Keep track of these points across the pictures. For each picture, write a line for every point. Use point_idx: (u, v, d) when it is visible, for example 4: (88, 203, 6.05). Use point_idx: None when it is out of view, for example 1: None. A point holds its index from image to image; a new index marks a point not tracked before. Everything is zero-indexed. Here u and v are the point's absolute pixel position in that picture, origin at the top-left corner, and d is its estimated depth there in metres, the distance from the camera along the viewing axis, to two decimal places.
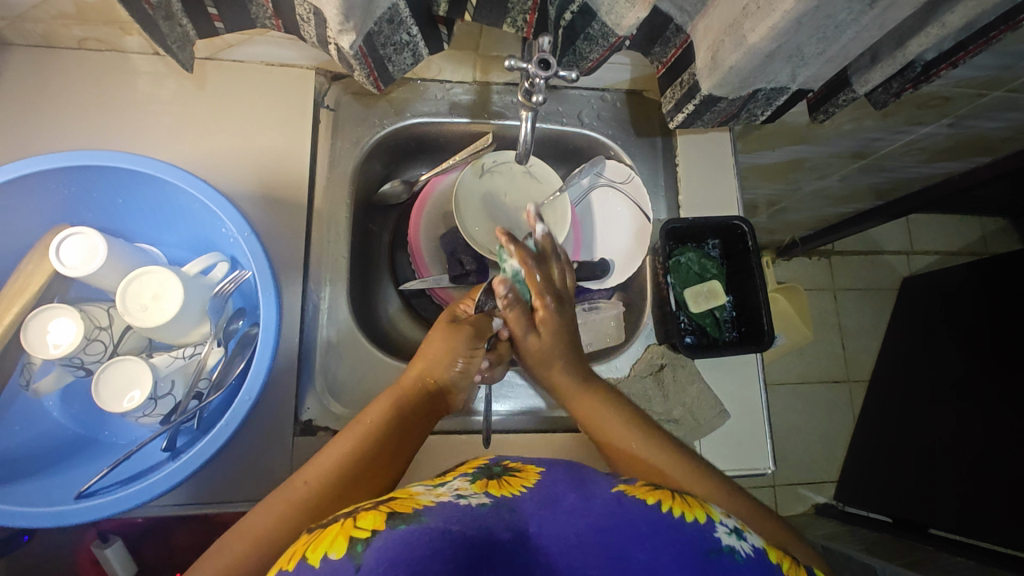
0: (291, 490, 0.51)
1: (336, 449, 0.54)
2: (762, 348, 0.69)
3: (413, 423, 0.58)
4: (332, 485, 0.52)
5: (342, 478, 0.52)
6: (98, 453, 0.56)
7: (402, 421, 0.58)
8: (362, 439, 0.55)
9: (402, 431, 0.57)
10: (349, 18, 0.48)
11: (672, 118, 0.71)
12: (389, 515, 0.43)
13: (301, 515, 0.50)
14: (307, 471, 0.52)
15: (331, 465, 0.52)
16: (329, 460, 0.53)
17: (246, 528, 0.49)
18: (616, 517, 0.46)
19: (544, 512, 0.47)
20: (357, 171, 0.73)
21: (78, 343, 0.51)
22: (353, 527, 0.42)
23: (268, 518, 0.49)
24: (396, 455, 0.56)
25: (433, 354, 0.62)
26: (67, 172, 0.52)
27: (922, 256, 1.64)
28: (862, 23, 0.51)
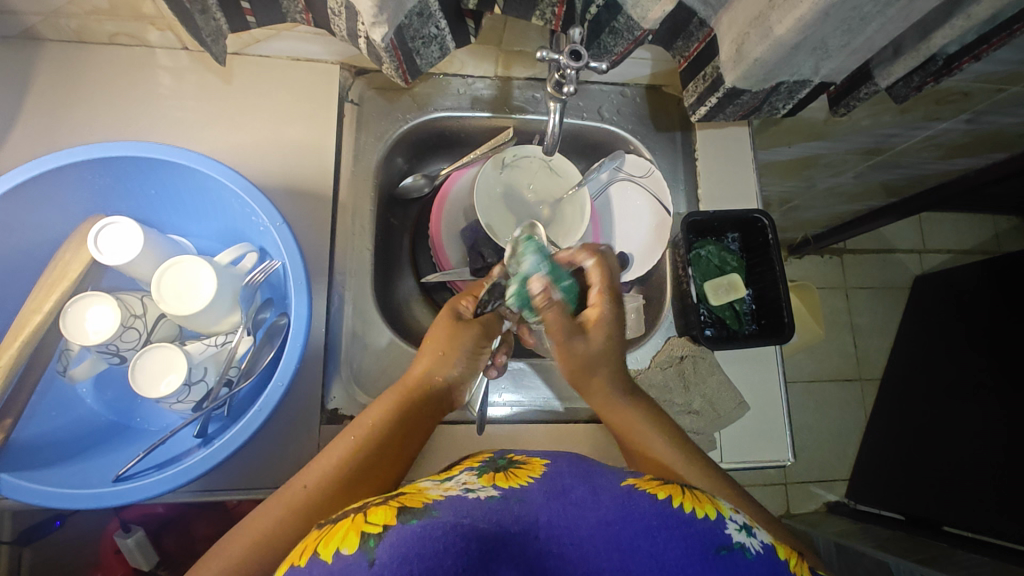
0: (291, 492, 0.52)
1: (334, 451, 0.54)
2: (783, 341, 0.68)
3: (416, 422, 0.58)
4: (332, 489, 0.52)
5: (340, 482, 0.53)
6: (131, 438, 0.57)
7: (403, 419, 0.57)
8: (362, 441, 0.55)
9: (404, 430, 0.57)
10: (383, 10, 0.49)
11: (694, 111, 0.72)
12: (399, 510, 0.44)
13: (301, 519, 0.51)
14: (307, 475, 0.53)
15: (330, 468, 0.53)
16: (328, 462, 0.53)
17: (247, 530, 0.51)
18: (622, 510, 0.47)
19: (553, 504, 0.47)
20: (380, 165, 0.74)
21: (117, 330, 0.52)
22: (364, 522, 0.43)
23: (270, 521, 0.51)
24: (398, 455, 0.56)
25: (435, 354, 0.61)
26: (103, 163, 0.54)
27: (935, 255, 1.64)
28: (888, 15, 0.51)
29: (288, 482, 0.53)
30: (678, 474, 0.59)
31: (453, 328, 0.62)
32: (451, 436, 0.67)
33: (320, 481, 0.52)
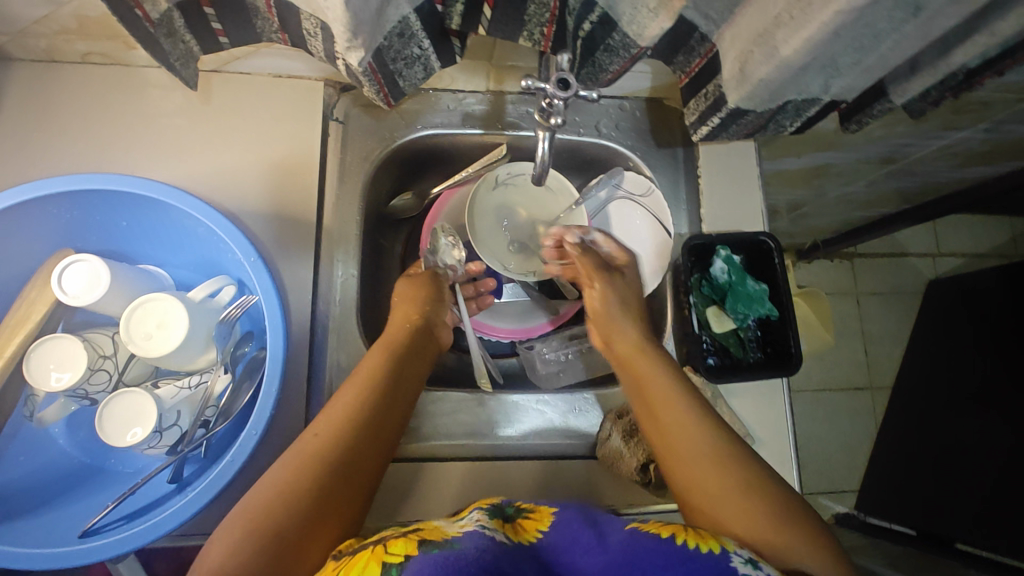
0: (304, 444, 0.50)
1: (342, 396, 0.54)
2: (790, 373, 0.66)
3: (409, 375, 0.58)
4: (345, 445, 0.51)
5: (351, 437, 0.51)
6: (103, 484, 0.55)
7: (398, 360, 0.58)
8: (367, 392, 0.54)
9: (398, 385, 0.57)
10: (357, 35, 0.45)
11: (696, 130, 0.67)
12: (420, 543, 0.42)
13: (315, 475, 0.49)
14: (322, 423, 0.52)
15: (341, 417, 0.52)
16: (338, 407, 0.53)
17: (267, 486, 0.48)
18: (628, 553, 0.44)
19: (563, 559, 0.45)
20: (368, 185, 0.70)
21: (82, 374, 0.49)
22: (384, 553, 0.41)
23: (289, 475, 0.48)
24: (401, 394, 0.57)
25: (407, 309, 0.63)
26: (71, 197, 0.51)
27: (948, 259, 1.59)
28: (904, 31, 0.48)
29: (301, 437, 0.51)
30: (706, 467, 0.52)
31: (405, 289, 0.66)
32: (443, 475, 0.62)
33: (332, 433, 0.51)
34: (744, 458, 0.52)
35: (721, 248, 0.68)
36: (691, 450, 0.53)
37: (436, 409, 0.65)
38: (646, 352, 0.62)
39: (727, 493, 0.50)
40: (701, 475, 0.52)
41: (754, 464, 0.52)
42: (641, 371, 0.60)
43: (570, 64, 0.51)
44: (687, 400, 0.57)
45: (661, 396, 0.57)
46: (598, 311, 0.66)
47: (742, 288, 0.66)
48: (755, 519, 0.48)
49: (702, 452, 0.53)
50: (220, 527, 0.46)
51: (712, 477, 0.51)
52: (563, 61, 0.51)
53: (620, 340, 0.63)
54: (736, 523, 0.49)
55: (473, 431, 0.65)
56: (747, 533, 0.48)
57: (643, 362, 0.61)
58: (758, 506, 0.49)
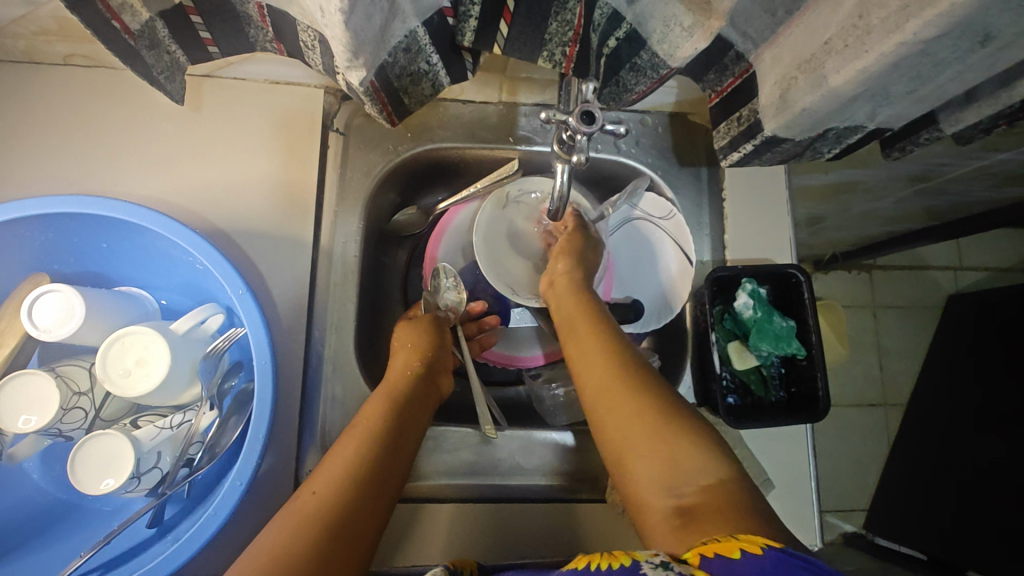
0: (301, 502, 0.45)
1: (341, 450, 0.48)
2: (816, 420, 0.61)
3: (412, 421, 0.54)
4: (350, 489, 0.45)
5: (356, 482, 0.46)
6: (79, 525, 0.52)
7: (400, 406, 0.53)
8: (369, 438, 0.49)
9: (400, 432, 0.51)
10: (359, 54, 0.41)
11: (725, 156, 0.62)
12: None
13: (321, 525, 0.42)
14: (320, 476, 0.47)
15: (343, 464, 0.47)
16: (336, 463, 0.47)
17: (256, 558, 0.41)
18: None
19: None
20: (370, 202, 0.66)
21: (52, 417, 0.45)
22: None
23: (289, 534, 0.42)
24: (404, 443, 0.51)
25: (406, 359, 0.59)
26: (46, 220, 0.48)
27: (973, 273, 1.39)
28: (968, 63, 0.43)
29: (296, 497, 0.45)
30: (628, 420, 0.48)
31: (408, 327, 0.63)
32: (440, 518, 0.58)
33: (333, 483, 0.46)
34: (656, 390, 0.50)
35: (746, 281, 0.64)
36: (603, 395, 0.51)
37: (438, 444, 0.61)
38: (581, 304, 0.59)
39: (633, 430, 0.48)
40: (610, 413, 0.49)
41: (670, 398, 0.49)
42: (574, 338, 0.57)
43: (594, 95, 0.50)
44: (614, 346, 0.54)
45: (586, 343, 0.55)
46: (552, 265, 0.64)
47: (769, 326, 0.61)
48: (654, 453, 0.46)
49: (616, 389, 0.50)
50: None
51: (633, 433, 0.48)
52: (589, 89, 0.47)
53: (567, 297, 0.60)
54: (642, 464, 0.46)
55: (474, 469, 0.61)
56: (649, 469, 0.46)
57: (579, 322, 0.57)
58: (661, 444, 0.46)
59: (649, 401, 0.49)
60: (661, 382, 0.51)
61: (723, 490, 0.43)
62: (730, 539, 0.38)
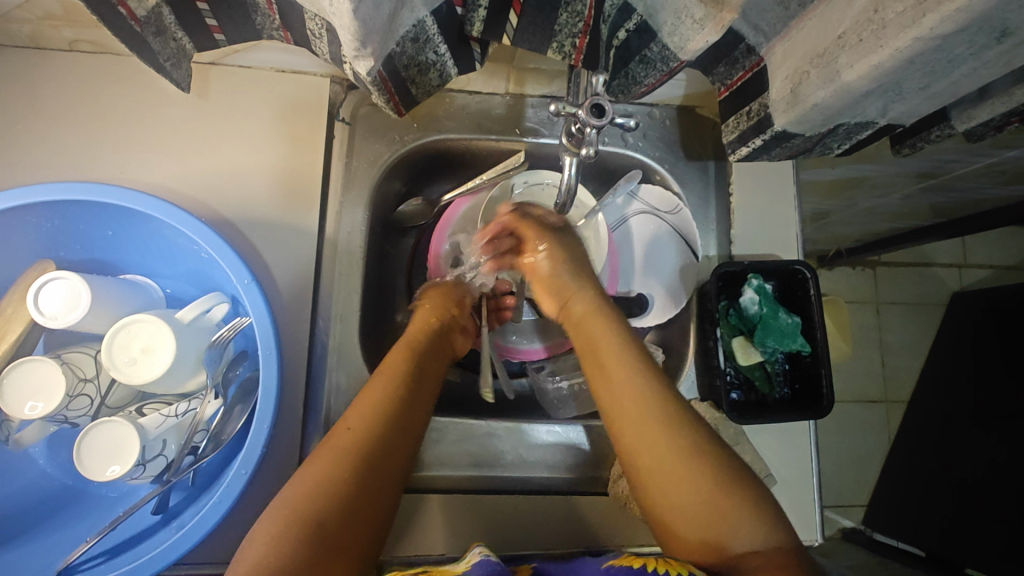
0: (336, 438, 0.48)
1: (370, 393, 0.51)
2: (819, 417, 0.61)
3: (432, 367, 0.57)
4: (379, 430, 0.48)
5: (384, 425, 0.49)
6: (85, 510, 0.52)
7: (419, 360, 0.56)
8: (397, 379, 0.53)
9: (419, 383, 0.54)
10: (366, 44, 0.41)
11: (733, 151, 0.62)
12: None
13: (355, 461, 0.46)
14: (353, 413, 0.50)
15: (374, 405, 0.50)
16: (369, 401, 0.50)
17: (301, 480, 0.45)
18: None
19: None
20: (375, 192, 0.66)
21: (58, 403, 0.46)
22: None
23: (325, 467, 0.45)
24: (422, 393, 0.54)
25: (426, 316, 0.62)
26: (52, 207, 0.47)
27: (976, 271, 1.38)
28: (983, 60, 0.42)
29: (333, 431, 0.49)
30: (668, 454, 0.48)
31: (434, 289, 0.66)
32: (444, 509, 0.58)
33: (366, 421, 0.49)
34: (693, 434, 0.48)
35: (752, 277, 0.64)
36: (641, 448, 0.49)
37: (441, 436, 0.61)
38: (598, 328, 0.56)
39: (678, 490, 0.46)
40: (652, 470, 0.48)
41: (707, 443, 0.48)
42: (597, 372, 0.54)
43: (604, 87, 0.48)
44: (641, 384, 0.51)
45: (612, 383, 0.52)
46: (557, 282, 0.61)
47: (775, 322, 0.61)
48: (706, 517, 0.45)
49: (652, 419, 0.49)
50: (258, 522, 0.42)
51: (672, 467, 0.47)
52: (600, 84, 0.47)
53: (590, 326, 0.57)
54: (691, 530, 0.46)
55: (477, 461, 0.61)
56: (699, 533, 0.45)
57: (601, 356, 0.54)
58: (710, 504, 0.45)
59: (689, 454, 0.47)
60: (698, 422, 0.50)
61: (786, 555, 0.43)
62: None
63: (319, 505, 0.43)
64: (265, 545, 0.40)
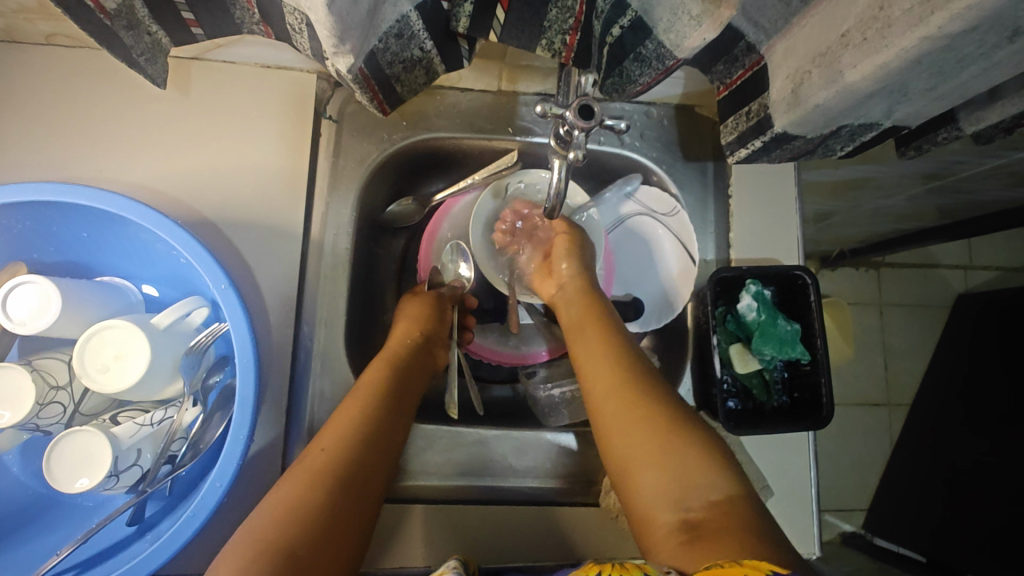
0: (311, 459, 0.46)
1: (346, 408, 0.50)
2: (817, 427, 0.59)
3: (411, 383, 0.56)
4: (353, 452, 0.47)
5: (359, 444, 0.48)
6: (58, 520, 0.50)
7: (399, 368, 0.56)
8: (373, 390, 0.52)
9: (399, 394, 0.54)
10: (345, 40, 0.39)
11: (732, 153, 0.60)
12: None
13: (328, 483, 0.45)
14: (325, 436, 0.48)
15: (348, 426, 0.49)
16: (342, 420, 0.49)
17: (273, 504, 0.43)
18: None
19: None
20: (363, 193, 0.64)
21: (27, 412, 0.44)
22: None
23: (297, 491, 0.44)
24: (401, 401, 0.53)
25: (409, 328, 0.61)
26: (22, 208, 0.46)
27: (983, 273, 1.35)
28: (993, 60, 0.40)
29: (306, 455, 0.47)
30: (634, 438, 0.48)
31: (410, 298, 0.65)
32: (431, 520, 0.57)
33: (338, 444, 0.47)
34: (663, 402, 0.50)
35: (751, 282, 0.62)
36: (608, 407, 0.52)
37: (428, 444, 0.60)
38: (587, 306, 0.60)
39: (637, 441, 0.48)
40: (615, 421, 0.50)
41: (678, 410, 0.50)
42: (582, 340, 0.58)
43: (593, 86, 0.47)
44: (621, 352, 0.55)
45: (596, 348, 0.56)
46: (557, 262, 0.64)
47: (773, 329, 0.59)
48: (659, 467, 0.46)
49: (626, 411, 0.50)
50: (229, 545, 0.41)
51: (638, 448, 0.48)
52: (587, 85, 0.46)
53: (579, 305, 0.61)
54: (650, 484, 0.46)
55: (467, 471, 0.60)
56: (655, 482, 0.46)
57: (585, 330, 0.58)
58: (667, 456, 0.47)
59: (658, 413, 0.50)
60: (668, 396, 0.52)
61: (730, 506, 0.43)
62: (732, 563, 0.36)
63: (290, 531, 0.41)
64: (238, 569, 0.39)
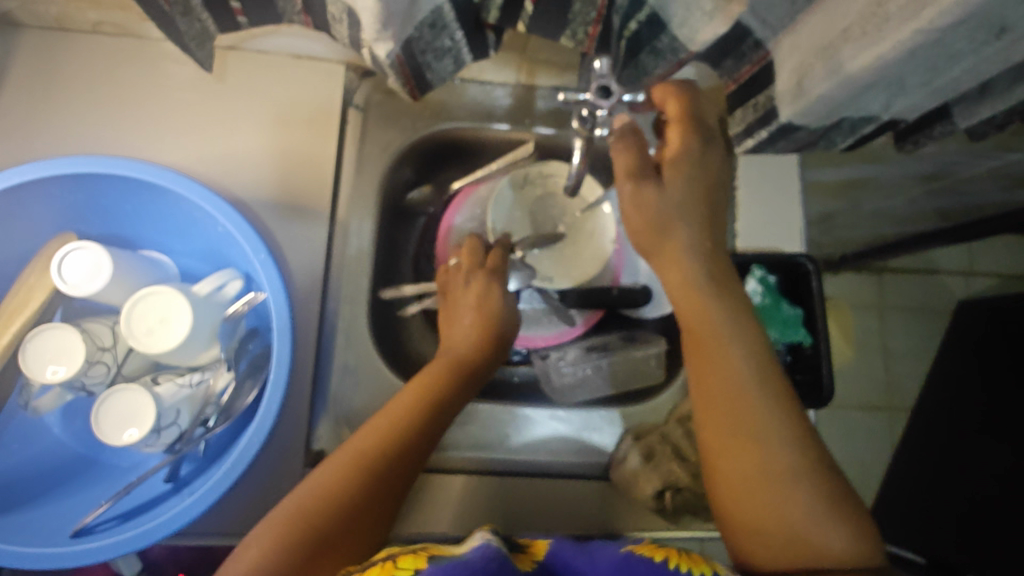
0: (355, 446, 0.49)
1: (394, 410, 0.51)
2: (819, 405, 0.62)
3: (469, 385, 0.57)
4: (391, 451, 0.49)
5: (397, 443, 0.49)
6: (96, 478, 0.53)
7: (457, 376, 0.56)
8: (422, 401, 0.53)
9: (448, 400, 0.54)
10: (387, 26, 0.43)
11: (740, 143, 0.64)
12: (430, 557, 0.42)
13: (362, 475, 0.47)
14: (370, 428, 0.50)
15: (388, 421, 0.50)
16: (393, 416, 0.51)
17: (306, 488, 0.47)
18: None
19: None
20: (386, 178, 0.67)
21: (80, 366, 0.47)
22: (394, 568, 0.41)
23: (335, 477, 0.47)
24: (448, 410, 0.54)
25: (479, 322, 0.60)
26: (75, 179, 0.49)
27: (983, 279, 1.37)
28: (982, 55, 0.43)
29: (353, 439, 0.50)
30: (765, 454, 0.44)
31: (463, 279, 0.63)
32: (448, 486, 0.60)
33: (378, 438, 0.49)
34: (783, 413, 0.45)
35: (756, 268, 0.65)
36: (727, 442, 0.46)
37: None
38: (721, 314, 0.48)
39: (763, 458, 0.44)
40: (740, 429, 0.45)
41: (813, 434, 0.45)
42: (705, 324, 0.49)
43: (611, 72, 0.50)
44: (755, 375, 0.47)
45: (731, 372, 0.47)
46: (666, 241, 0.50)
47: (777, 313, 0.63)
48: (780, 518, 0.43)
49: (748, 417, 0.45)
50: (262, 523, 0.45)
51: (760, 466, 0.44)
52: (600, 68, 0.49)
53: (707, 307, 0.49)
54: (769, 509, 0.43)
55: (482, 444, 0.63)
56: (779, 537, 0.43)
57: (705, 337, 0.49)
58: (798, 518, 0.42)
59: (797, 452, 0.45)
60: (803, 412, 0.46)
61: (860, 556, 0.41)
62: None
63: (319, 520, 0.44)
64: (265, 548, 0.42)
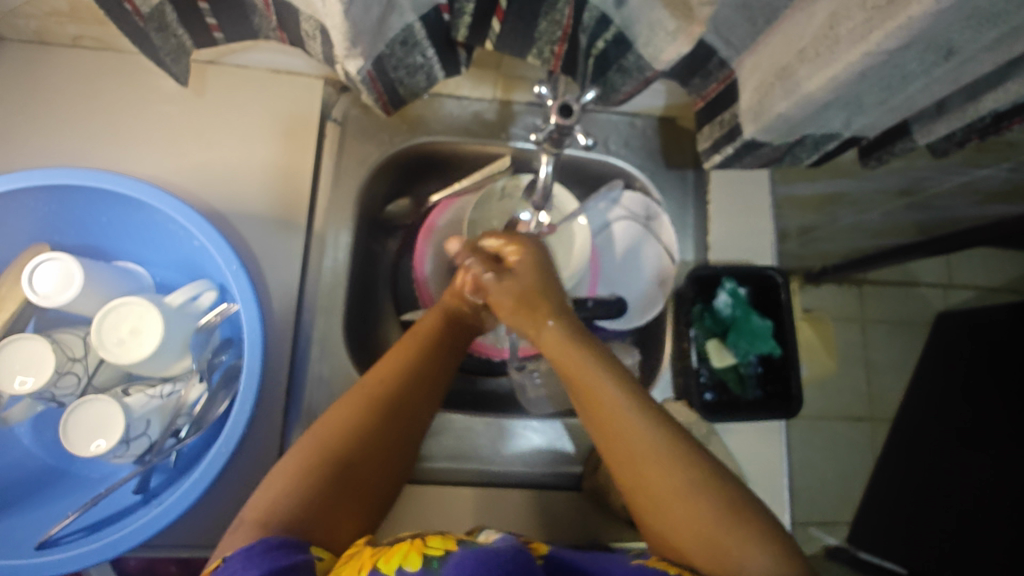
0: (367, 382, 0.51)
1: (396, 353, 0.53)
2: (790, 415, 0.63)
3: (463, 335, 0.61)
4: (405, 385, 0.51)
5: (409, 380, 0.52)
6: (65, 490, 0.53)
7: (451, 326, 0.59)
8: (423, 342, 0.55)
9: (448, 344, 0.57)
10: (356, 43, 0.44)
11: (708, 158, 0.66)
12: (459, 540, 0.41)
13: (380, 409, 0.49)
14: (382, 366, 0.52)
15: (403, 357, 0.53)
16: (397, 356, 0.53)
17: (326, 421, 0.48)
18: None
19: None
20: (363, 191, 0.68)
21: (48, 378, 0.47)
22: (425, 546, 0.40)
23: (351, 411, 0.48)
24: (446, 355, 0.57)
25: (464, 286, 0.63)
26: (49, 191, 0.49)
27: (961, 291, 1.31)
28: (933, 76, 0.44)
29: (361, 379, 0.51)
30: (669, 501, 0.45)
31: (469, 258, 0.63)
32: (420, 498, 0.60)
33: (385, 376, 0.51)
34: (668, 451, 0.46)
35: (726, 281, 0.66)
36: (642, 481, 0.46)
37: None
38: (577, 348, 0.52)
39: (671, 503, 0.45)
40: (640, 480, 0.46)
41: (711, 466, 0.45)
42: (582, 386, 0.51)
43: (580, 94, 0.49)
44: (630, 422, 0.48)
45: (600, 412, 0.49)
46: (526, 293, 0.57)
47: (747, 324, 0.64)
48: (707, 550, 0.42)
49: (641, 465, 0.46)
50: (285, 456, 0.46)
51: (666, 509, 0.45)
52: (546, 93, 0.49)
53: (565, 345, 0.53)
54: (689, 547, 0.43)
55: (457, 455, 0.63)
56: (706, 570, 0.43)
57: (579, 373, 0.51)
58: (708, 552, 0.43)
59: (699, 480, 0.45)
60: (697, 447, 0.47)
61: None
62: None
63: (338, 455, 0.46)
64: (284, 483, 0.44)
